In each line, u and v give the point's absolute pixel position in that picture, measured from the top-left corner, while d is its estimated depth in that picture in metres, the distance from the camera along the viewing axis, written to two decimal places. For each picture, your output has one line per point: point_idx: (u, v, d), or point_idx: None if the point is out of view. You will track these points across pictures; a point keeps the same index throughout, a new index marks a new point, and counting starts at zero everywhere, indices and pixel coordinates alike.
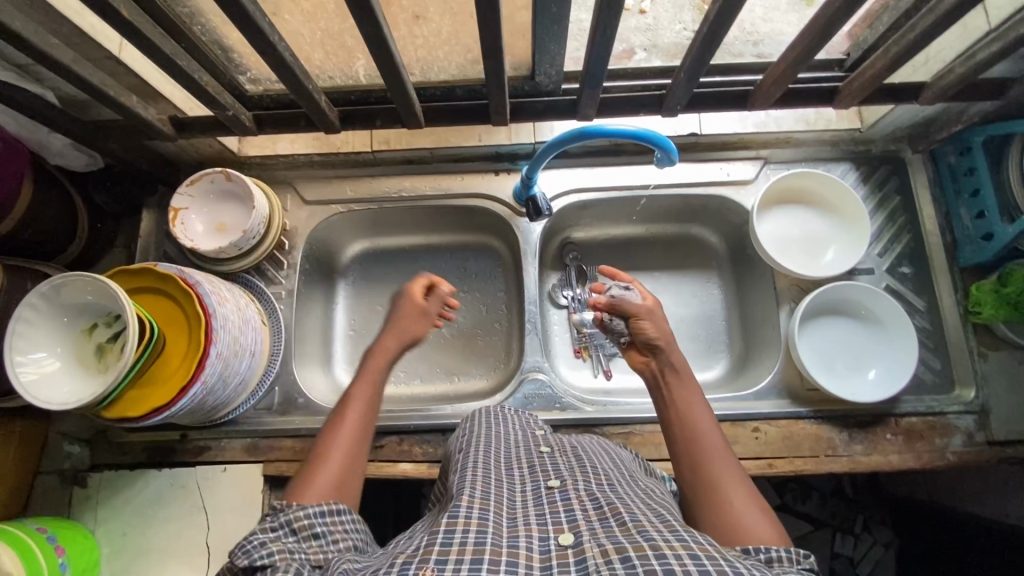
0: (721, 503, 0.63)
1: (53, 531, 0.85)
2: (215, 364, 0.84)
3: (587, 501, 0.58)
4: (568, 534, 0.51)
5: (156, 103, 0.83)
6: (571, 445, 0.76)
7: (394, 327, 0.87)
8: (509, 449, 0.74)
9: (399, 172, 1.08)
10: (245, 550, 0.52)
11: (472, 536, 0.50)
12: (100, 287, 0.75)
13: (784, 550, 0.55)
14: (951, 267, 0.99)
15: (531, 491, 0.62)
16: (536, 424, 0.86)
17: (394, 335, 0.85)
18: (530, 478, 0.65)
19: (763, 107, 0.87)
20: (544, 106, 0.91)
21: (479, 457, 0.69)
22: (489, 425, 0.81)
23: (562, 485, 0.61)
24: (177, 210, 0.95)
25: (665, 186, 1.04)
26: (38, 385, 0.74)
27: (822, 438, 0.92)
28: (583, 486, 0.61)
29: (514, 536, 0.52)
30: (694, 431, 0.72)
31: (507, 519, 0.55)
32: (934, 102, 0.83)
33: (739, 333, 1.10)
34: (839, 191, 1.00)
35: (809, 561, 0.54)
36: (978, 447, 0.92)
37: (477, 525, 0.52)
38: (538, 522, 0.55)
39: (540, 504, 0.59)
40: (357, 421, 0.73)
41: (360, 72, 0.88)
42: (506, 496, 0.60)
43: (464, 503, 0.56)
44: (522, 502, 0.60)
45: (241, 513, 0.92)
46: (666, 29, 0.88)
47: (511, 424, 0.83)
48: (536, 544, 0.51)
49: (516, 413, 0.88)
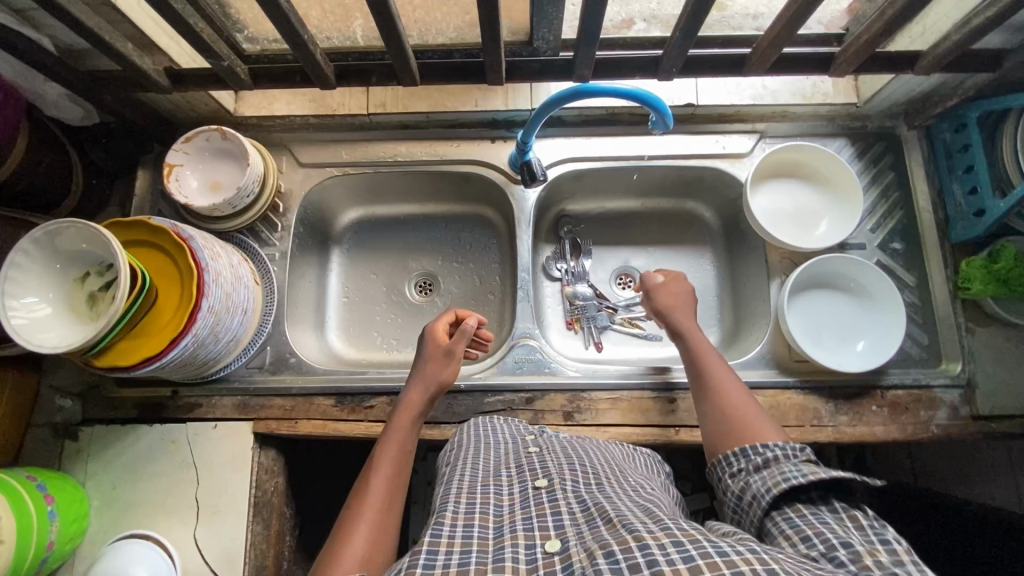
0: (735, 418, 0.71)
1: (43, 480, 0.86)
2: (206, 319, 0.85)
3: (574, 503, 0.60)
4: (554, 542, 0.53)
5: (152, 54, 0.83)
6: (559, 443, 0.77)
7: (421, 374, 0.86)
8: (496, 451, 0.75)
9: (395, 138, 1.08)
10: None
11: (456, 557, 0.52)
12: (93, 235, 0.76)
13: (781, 448, 0.63)
14: (942, 244, 0.99)
15: (519, 492, 0.63)
16: (526, 429, 0.86)
17: (421, 387, 0.85)
18: (517, 479, 0.67)
19: (758, 73, 0.87)
20: (540, 66, 0.90)
21: (467, 467, 0.70)
22: (477, 433, 0.82)
23: (549, 485, 0.64)
24: (172, 165, 0.95)
25: (660, 157, 1.05)
26: (27, 329, 0.74)
27: (808, 408, 0.93)
28: (570, 486, 0.63)
29: (500, 548, 0.53)
30: (713, 370, 0.79)
31: (491, 530, 0.57)
32: (929, 73, 0.84)
33: (730, 308, 1.11)
34: (834, 165, 1.00)
35: (806, 453, 0.62)
36: (962, 421, 0.92)
37: (460, 546, 0.54)
38: (522, 528, 0.56)
39: (527, 506, 0.61)
40: (384, 480, 0.71)
41: (358, 32, 0.88)
42: (492, 504, 0.62)
43: (447, 520, 0.57)
44: (509, 507, 0.62)
45: (230, 469, 0.93)
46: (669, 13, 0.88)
47: (500, 430, 0.83)
48: (522, 554, 0.52)
49: (503, 420, 0.87)
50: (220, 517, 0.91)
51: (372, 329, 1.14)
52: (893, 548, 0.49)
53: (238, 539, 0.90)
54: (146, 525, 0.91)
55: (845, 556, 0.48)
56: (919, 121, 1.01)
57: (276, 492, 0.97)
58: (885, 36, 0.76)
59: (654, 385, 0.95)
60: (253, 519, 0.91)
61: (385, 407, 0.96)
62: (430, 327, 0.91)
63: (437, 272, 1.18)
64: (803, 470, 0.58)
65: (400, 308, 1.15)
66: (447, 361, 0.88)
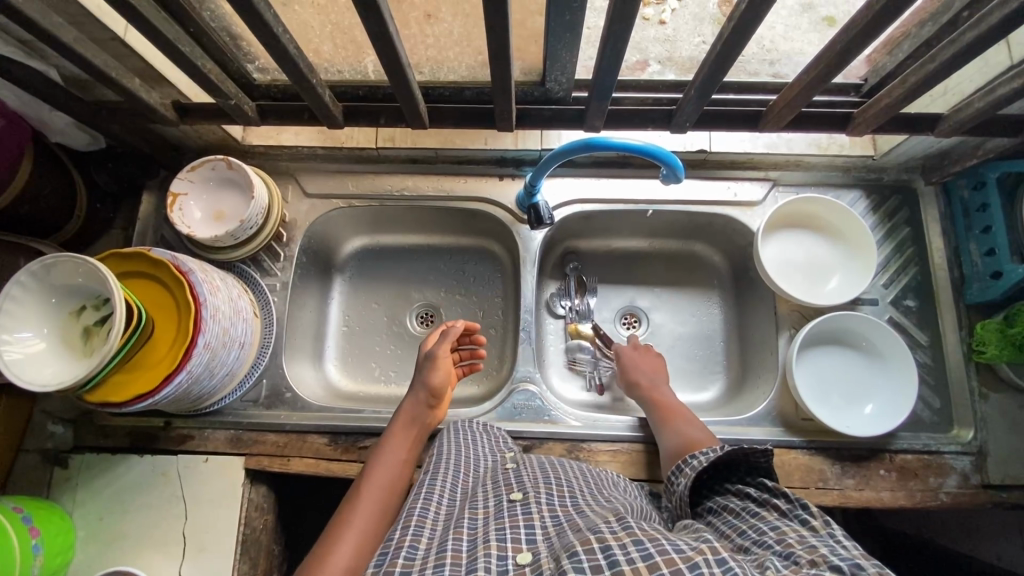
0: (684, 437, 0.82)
1: (29, 511, 0.85)
2: (201, 355, 0.83)
3: (547, 517, 0.59)
4: (526, 554, 0.53)
5: (160, 87, 0.82)
6: (536, 460, 0.77)
7: (414, 384, 0.89)
8: (472, 471, 0.75)
9: (402, 171, 1.07)
10: None
11: (429, 572, 0.51)
12: (91, 270, 0.75)
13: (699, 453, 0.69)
14: (957, 303, 0.97)
15: (495, 505, 0.63)
16: (506, 444, 0.85)
17: (415, 397, 0.88)
18: (492, 493, 0.66)
19: (775, 129, 0.85)
20: (552, 114, 0.89)
21: (444, 485, 0.70)
22: (458, 443, 0.81)
23: (524, 498, 0.63)
24: (176, 195, 0.95)
25: (670, 202, 1.03)
26: (20, 365, 0.72)
27: (813, 469, 0.90)
28: (545, 500, 0.62)
29: (474, 559, 0.52)
30: (667, 408, 0.90)
31: (467, 542, 0.56)
32: (950, 135, 0.82)
33: (736, 356, 1.09)
34: (847, 217, 0.98)
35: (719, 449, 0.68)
36: (973, 490, 0.89)
37: (434, 561, 0.53)
38: (496, 538, 0.55)
39: (501, 517, 0.59)
40: (378, 494, 0.75)
41: (368, 68, 0.87)
42: (468, 518, 0.60)
43: (420, 546, 0.57)
44: (484, 520, 0.60)
45: (219, 505, 0.91)
46: (684, 40, 0.91)
47: (479, 442, 0.83)
48: (495, 563, 0.52)
49: (485, 429, 0.87)
50: (207, 554, 0.89)
51: (371, 361, 1.13)
52: (809, 523, 0.55)
53: None
54: (130, 559, 0.89)
55: (773, 538, 0.54)
56: (935, 176, 0.98)
57: (265, 529, 0.95)
58: (906, 101, 0.74)
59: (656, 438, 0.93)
60: (240, 558, 0.89)
61: None
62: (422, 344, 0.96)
63: (440, 304, 1.16)
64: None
65: (400, 340, 1.14)
66: (432, 365, 0.90)
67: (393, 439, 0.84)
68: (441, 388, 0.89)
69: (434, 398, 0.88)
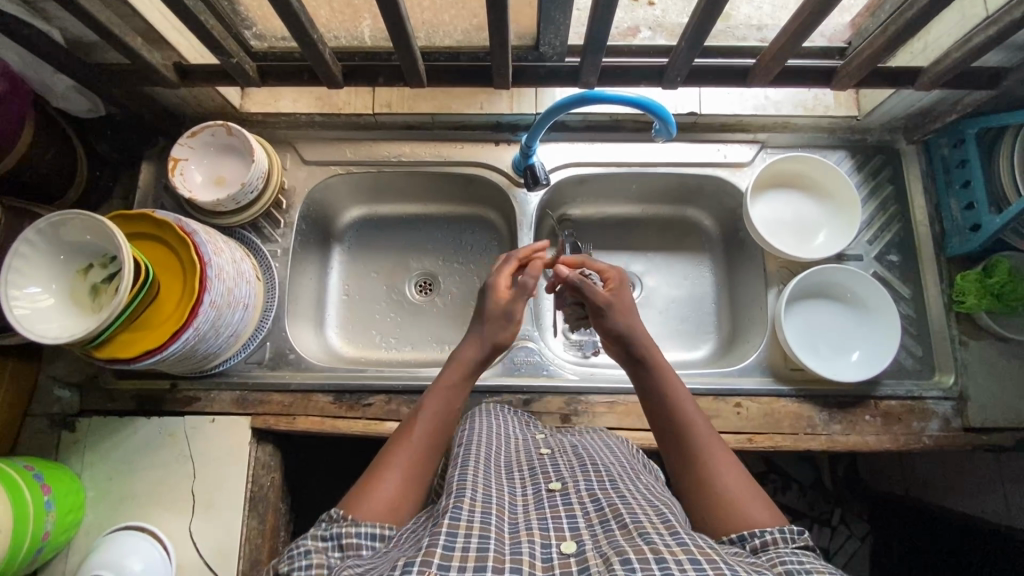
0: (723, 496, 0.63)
1: (40, 469, 0.86)
2: (208, 312, 0.85)
3: (588, 503, 0.58)
4: (570, 543, 0.51)
5: (162, 49, 0.84)
6: (571, 444, 0.76)
7: (479, 333, 0.81)
8: (509, 452, 0.74)
9: (399, 137, 1.09)
10: (289, 556, 0.54)
11: (474, 542, 0.49)
12: (98, 227, 0.76)
13: (778, 530, 0.57)
14: (938, 257, 1.00)
15: (532, 494, 0.62)
16: (535, 428, 0.87)
17: (475, 345, 0.81)
18: (530, 481, 0.65)
19: (762, 84, 0.88)
20: (546, 72, 0.90)
21: (480, 455, 0.68)
22: (488, 423, 0.81)
23: (563, 488, 0.62)
24: (177, 160, 0.96)
25: (662, 164, 1.06)
26: (30, 319, 0.74)
27: (802, 416, 0.94)
28: (584, 487, 0.61)
29: (517, 542, 0.51)
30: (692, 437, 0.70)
31: (509, 524, 0.55)
32: (928, 89, 0.85)
33: (727, 315, 1.12)
34: (833, 176, 1.02)
35: (804, 539, 0.57)
36: (954, 432, 0.93)
37: (479, 530, 0.51)
38: (538, 527, 0.55)
39: (541, 508, 0.59)
40: (425, 437, 0.71)
41: (366, 33, 0.89)
42: (508, 500, 0.60)
43: (464, 506, 0.54)
44: (524, 507, 0.59)
45: (227, 464, 0.93)
46: (674, 20, 0.92)
47: (508, 424, 0.83)
48: (538, 550, 0.51)
49: (513, 413, 0.89)
50: (217, 510, 0.91)
51: (372, 328, 1.14)
52: None
53: (233, 534, 0.90)
54: (140, 516, 0.91)
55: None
56: (917, 135, 1.02)
57: (273, 486, 0.97)
58: (887, 52, 0.77)
59: None
60: (249, 514, 0.92)
61: (383, 406, 0.97)
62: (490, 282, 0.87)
63: (438, 272, 1.18)
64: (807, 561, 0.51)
65: (400, 307, 1.16)
66: (505, 321, 0.82)
67: (448, 377, 0.78)
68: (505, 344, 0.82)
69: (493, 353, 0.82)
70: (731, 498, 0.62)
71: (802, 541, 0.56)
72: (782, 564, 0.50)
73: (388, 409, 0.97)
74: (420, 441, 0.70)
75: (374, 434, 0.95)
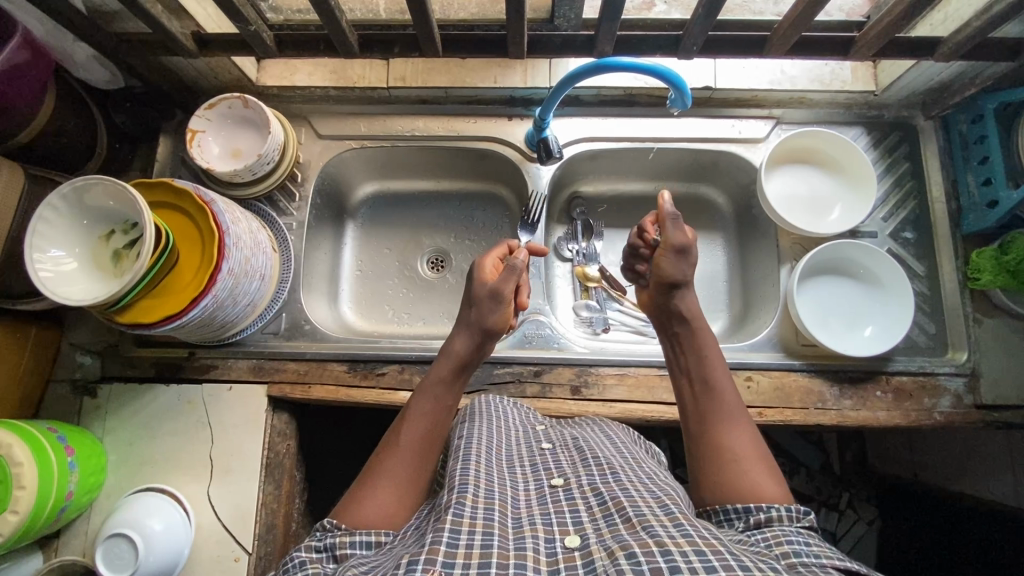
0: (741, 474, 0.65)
1: (63, 432, 0.88)
2: (226, 280, 0.86)
3: (591, 497, 0.59)
4: (575, 537, 0.52)
5: (181, 18, 0.85)
6: (572, 437, 0.77)
7: (467, 320, 0.82)
8: (510, 444, 0.75)
9: (412, 112, 1.09)
10: (287, 568, 0.57)
11: (478, 538, 0.50)
12: (121, 193, 0.78)
13: (784, 508, 0.60)
14: (954, 234, 1.00)
15: (535, 490, 0.63)
16: (535, 419, 0.88)
17: (465, 337, 0.81)
18: (533, 477, 0.66)
19: (779, 54, 0.87)
20: (561, 42, 0.90)
21: (481, 449, 0.69)
22: (490, 415, 0.82)
23: (565, 484, 0.63)
24: (194, 131, 0.97)
25: (676, 139, 1.05)
26: (54, 282, 0.76)
27: (812, 391, 0.94)
28: (586, 481, 0.62)
29: (521, 538, 0.52)
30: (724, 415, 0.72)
31: (512, 520, 0.56)
32: (948, 60, 0.84)
33: (739, 293, 1.12)
34: (849, 151, 1.01)
35: (808, 518, 0.60)
36: (965, 409, 0.93)
37: (482, 527, 0.52)
38: (542, 522, 0.55)
39: (544, 503, 0.60)
40: (414, 438, 0.72)
41: (381, 7, 0.91)
42: (511, 496, 0.61)
43: (467, 502, 0.55)
44: (526, 502, 0.60)
45: (244, 431, 0.95)
46: None
47: (511, 416, 0.85)
48: (542, 545, 0.52)
49: (515, 406, 0.90)
50: (234, 475, 0.93)
51: (385, 303, 1.16)
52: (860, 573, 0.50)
53: (250, 498, 0.92)
54: (161, 480, 0.94)
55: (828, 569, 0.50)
56: (935, 110, 1.01)
57: (288, 454, 1.00)
58: (906, 20, 0.77)
59: (661, 363, 0.97)
60: (265, 480, 0.94)
61: (397, 375, 0.98)
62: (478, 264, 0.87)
63: (450, 249, 1.19)
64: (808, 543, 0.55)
65: (412, 283, 1.17)
66: (492, 304, 0.81)
67: (434, 375, 0.79)
68: (498, 329, 0.82)
69: (485, 341, 0.82)
70: (740, 463, 0.66)
71: (805, 520, 0.59)
72: (789, 546, 0.54)
73: (401, 378, 0.98)
74: (411, 441, 0.72)
75: (388, 403, 0.97)
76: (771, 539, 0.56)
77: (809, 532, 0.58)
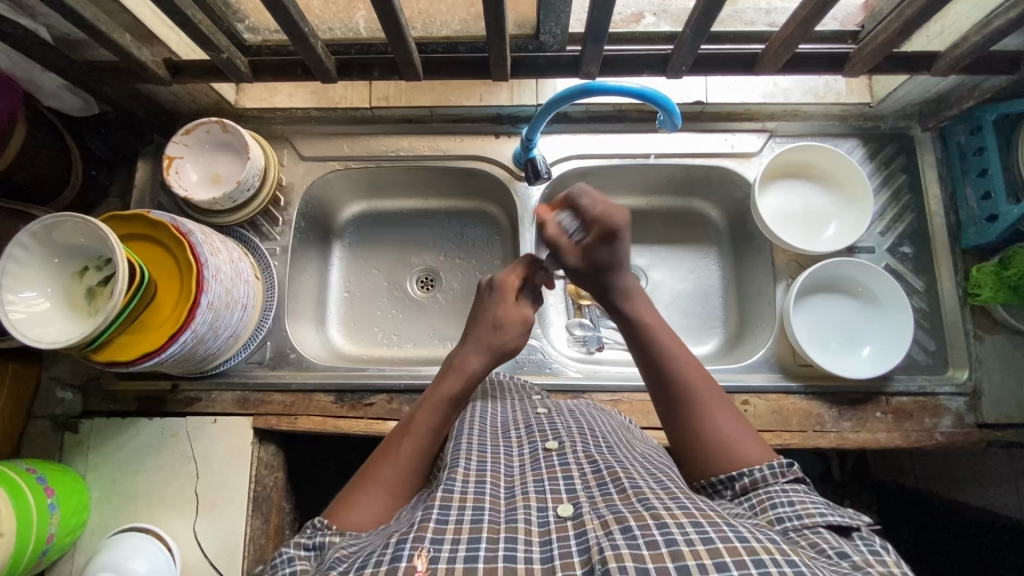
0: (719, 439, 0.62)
1: (43, 472, 0.85)
2: (206, 313, 0.83)
3: (586, 464, 0.57)
4: (567, 506, 0.49)
5: (151, 45, 0.83)
6: (568, 407, 0.74)
7: (481, 336, 0.75)
8: (506, 412, 0.72)
9: (397, 131, 1.07)
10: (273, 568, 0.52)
11: (468, 513, 0.49)
12: (89, 230, 0.75)
13: (767, 467, 0.58)
14: (952, 248, 0.97)
15: (529, 453, 0.60)
16: (531, 390, 0.84)
17: (479, 351, 0.74)
18: (526, 439, 0.63)
19: (771, 70, 0.85)
20: (546, 63, 0.87)
21: (475, 424, 0.66)
22: (488, 393, 0.78)
23: (560, 447, 0.59)
24: (172, 159, 0.95)
25: (666, 155, 1.03)
26: (25, 324, 0.73)
27: (811, 414, 0.92)
28: (581, 448, 0.60)
29: (512, 508, 0.50)
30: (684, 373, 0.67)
31: (504, 490, 0.53)
32: (945, 74, 0.82)
33: (735, 309, 1.09)
34: (844, 166, 0.99)
35: (794, 471, 0.58)
36: (967, 428, 0.91)
37: (473, 501, 0.50)
38: (534, 490, 0.53)
39: (537, 468, 0.57)
40: (416, 446, 0.65)
41: (360, 24, 0.85)
42: (502, 463, 0.58)
43: (458, 477, 0.53)
44: (520, 468, 0.58)
45: (230, 465, 0.93)
46: None
47: (507, 390, 0.80)
48: (535, 515, 0.49)
49: (511, 380, 0.85)
50: (220, 511, 0.91)
51: (373, 325, 1.13)
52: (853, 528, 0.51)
53: (235, 533, 0.90)
54: (145, 517, 0.91)
55: (824, 541, 0.48)
56: (932, 121, 0.99)
57: (276, 485, 0.98)
58: (903, 37, 0.74)
59: None
60: (252, 514, 0.91)
61: (385, 405, 0.97)
62: (498, 281, 0.81)
63: (439, 268, 1.16)
64: (796, 503, 0.53)
65: (401, 303, 1.14)
66: (513, 326, 0.77)
67: (445, 384, 0.71)
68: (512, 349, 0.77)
69: (497, 363, 0.76)
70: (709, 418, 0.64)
71: (791, 475, 0.58)
72: (774, 510, 0.53)
73: (390, 408, 0.96)
74: (411, 447, 0.65)
75: (376, 433, 0.95)
76: (757, 505, 0.55)
77: (796, 486, 0.57)
